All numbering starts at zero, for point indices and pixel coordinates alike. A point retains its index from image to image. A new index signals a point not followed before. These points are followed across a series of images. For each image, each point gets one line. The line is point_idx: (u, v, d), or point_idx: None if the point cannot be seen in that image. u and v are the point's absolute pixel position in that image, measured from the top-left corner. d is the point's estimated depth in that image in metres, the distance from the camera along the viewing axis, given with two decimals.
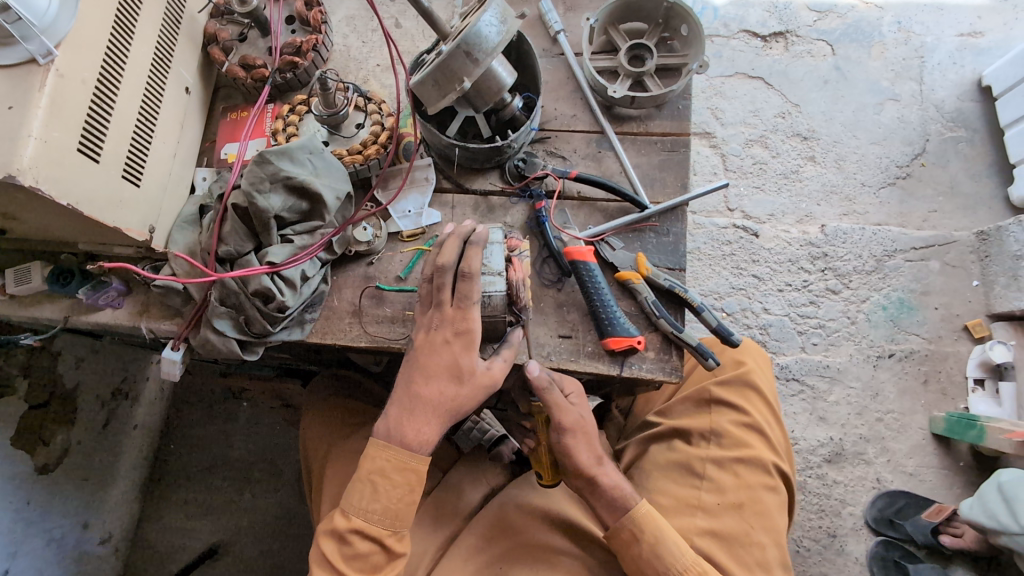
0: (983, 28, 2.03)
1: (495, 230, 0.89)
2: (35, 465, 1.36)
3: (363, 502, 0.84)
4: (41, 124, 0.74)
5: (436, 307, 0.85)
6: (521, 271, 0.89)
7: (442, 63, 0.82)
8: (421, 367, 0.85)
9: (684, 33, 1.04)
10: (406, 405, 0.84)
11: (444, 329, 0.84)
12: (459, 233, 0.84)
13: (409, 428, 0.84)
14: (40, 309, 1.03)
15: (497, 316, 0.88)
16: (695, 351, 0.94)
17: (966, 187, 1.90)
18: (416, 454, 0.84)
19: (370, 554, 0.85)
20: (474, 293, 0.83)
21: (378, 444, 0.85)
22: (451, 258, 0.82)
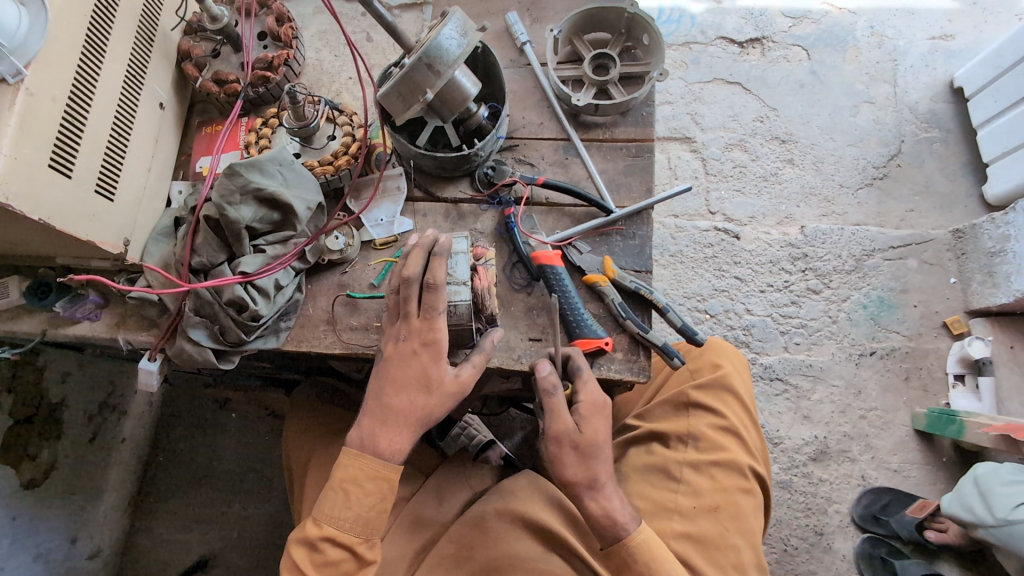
0: (954, 31, 2.08)
1: (461, 239, 0.91)
2: (21, 481, 1.36)
3: (334, 510, 0.85)
4: (12, 142, 0.75)
5: (404, 318, 0.87)
6: (486, 280, 0.91)
7: (404, 76, 0.85)
8: (391, 378, 0.86)
9: (647, 42, 1.07)
10: (378, 416, 0.86)
11: (412, 340, 0.86)
12: (424, 244, 0.87)
13: (381, 438, 0.86)
14: (18, 324, 1.04)
15: (464, 323, 0.90)
16: (661, 351, 0.96)
17: (941, 186, 1.94)
18: (387, 462, 0.86)
19: (340, 562, 0.86)
20: (440, 304, 0.85)
21: (350, 454, 0.87)
22: (416, 269, 0.85)
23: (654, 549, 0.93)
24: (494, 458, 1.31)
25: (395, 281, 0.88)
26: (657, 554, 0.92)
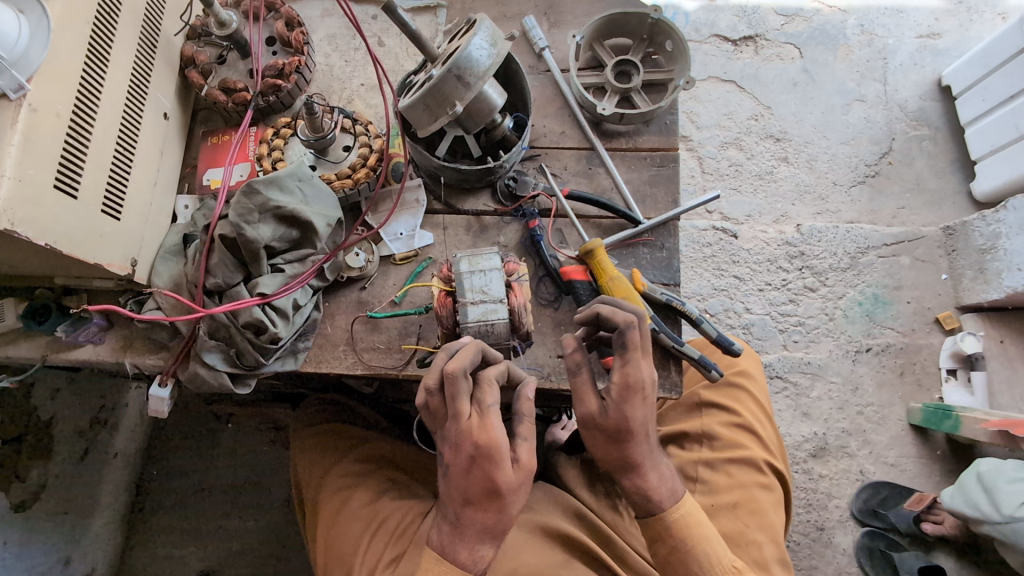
0: (940, 29, 2.11)
1: (491, 255, 0.88)
2: (11, 503, 1.33)
3: None
4: (16, 163, 0.70)
5: (453, 419, 0.80)
6: (521, 296, 0.89)
7: (433, 88, 0.81)
8: (456, 487, 0.83)
9: (669, 48, 1.05)
10: (458, 527, 0.85)
11: (466, 444, 0.80)
12: (476, 343, 0.82)
13: (462, 547, 0.84)
14: (14, 348, 0.98)
15: (500, 343, 0.88)
16: (695, 362, 0.96)
17: (931, 183, 1.97)
18: (469, 568, 0.84)
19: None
20: (491, 395, 0.81)
21: (432, 558, 0.85)
22: (461, 364, 0.78)
23: (689, 528, 0.89)
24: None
25: (434, 379, 0.79)
26: (690, 530, 0.89)
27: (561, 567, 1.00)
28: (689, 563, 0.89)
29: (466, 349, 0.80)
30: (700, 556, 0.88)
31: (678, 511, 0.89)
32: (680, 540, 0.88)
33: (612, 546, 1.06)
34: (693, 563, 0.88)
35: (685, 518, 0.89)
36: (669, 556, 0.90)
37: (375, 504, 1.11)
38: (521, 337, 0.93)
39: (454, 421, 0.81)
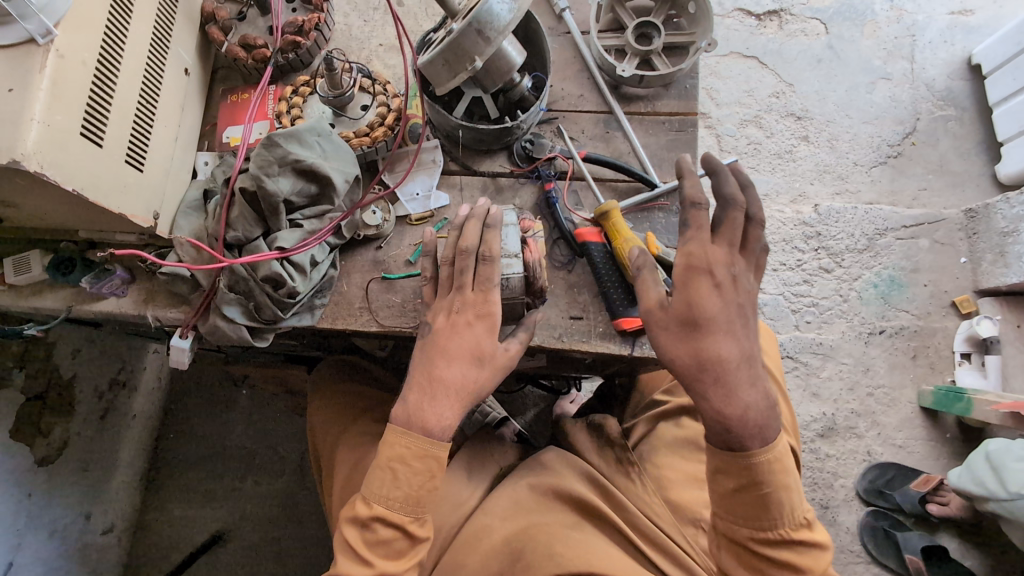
0: (973, 6, 2.04)
1: (510, 212, 0.90)
2: (35, 458, 1.34)
3: (384, 489, 0.81)
4: (44, 107, 0.71)
5: (458, 290, 0.87)
6: (537, 251, 0.90)
7: (453, 42, 0.81)
8: (443, 350, 0.85)
9: (692, 10, 1.03)
10: (428, 390, 0.84)
11: (467, 312, 0.86)
12: (477, 214, 0.87)
13: (427, 413, 0.83)
14: (40, 300, 1.01)
15: (517, 298, 0.90)
16: None
17: (955, 165, 1.93)
18: (436, 439, 0.83)
19: (393, 541, 0.82)
20: (493, 274, 0.85)
21: (396, 431, 0.83)
22: (473, 240, 0.85)
23: (776, 468, 0.81)
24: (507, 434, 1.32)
25: (449, 251, 0.88)
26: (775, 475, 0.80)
27: (572, 527, 1.01)
28: (767, 506, 0.81)
29: (492, 210, 0.87)
30: (775, 505, 0.80)
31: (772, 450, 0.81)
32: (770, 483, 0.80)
33: (622, 511, 1.06)
34: (765, 510, 0.81)
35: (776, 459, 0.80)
36: (734, 493, 0.82)
37: None
38: (533, 295, 0.93)
39: (456, 295, 0.87)
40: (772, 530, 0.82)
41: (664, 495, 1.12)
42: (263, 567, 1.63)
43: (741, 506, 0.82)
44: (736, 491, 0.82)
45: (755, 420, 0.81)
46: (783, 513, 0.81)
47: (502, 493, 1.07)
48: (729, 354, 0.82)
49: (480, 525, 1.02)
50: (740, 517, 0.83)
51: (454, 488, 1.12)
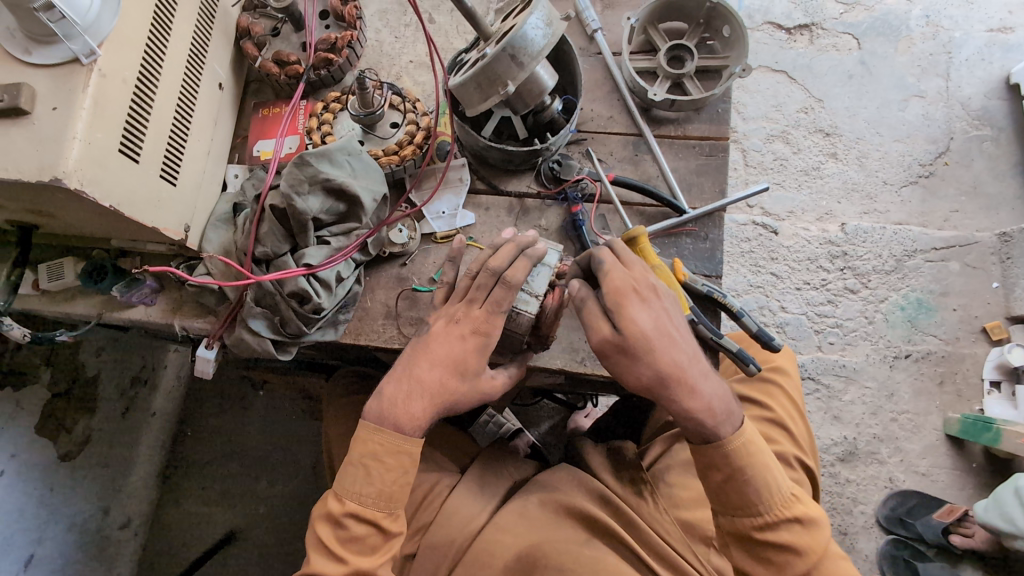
0: (1013, 24, 1.99)
1: (552, 252, 0.88)
2: (58, 453, 1.37)
3: (356, 485, 0.82)
4: (85, 126, 0.72)
5: (467, 302, 0.85)
6: (557, 300, 0.89)
7: (486, 67, 0.81)
8: (427, 352, 0.84)
9: (727, 34, 1.02)
10: (404, 386, 0.83)
11: (463, 325, 0.84)
12: (518, 240, 0.84)
13: (399, 409, 0.83)
14: (73, 306, 1.02)
15: (518, 333, 0.87)
16: (735, 357, 0.97)
17: (989, 187, 1.87)
18: (409, 436, 0.83)
19: (366, 537, 0.82)
20: (506, 301, 0.82)
21: (369, 428, 0.83)
22: (502, 262, 0.82)
23: (750, 456, 0.83)
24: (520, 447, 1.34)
25: (476, 266, 0.86)
26: (754, 458, 0.83)
27: (584, 546, 0.99)
28: (747, 491, 0.83)
29: (535, 244, 0.84)
30: (758, 487, 0.83)
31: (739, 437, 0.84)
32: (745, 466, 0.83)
33: (637, 532, 1.02)
34: (749, 495, 0.83)
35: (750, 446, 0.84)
36: (726, 485, 0.84)
37: None
38: (536, 339, 0.92)
39: (463, 306, 0.86)
40: (766, 515, 0.83)
41: (676, 514, 1.07)
42: (273, 568, 1.64)
43: (729, 498, 0.84)
44: (723, 485, 0.84)
45: (713, 414, 0.83)
46: (767, 497, 0.83)
47: (512, 507, 1.06)
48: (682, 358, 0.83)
49: (492, 540, 1.01)
50: (732, 507, 0.84)
51: (466, 501, 1.08)
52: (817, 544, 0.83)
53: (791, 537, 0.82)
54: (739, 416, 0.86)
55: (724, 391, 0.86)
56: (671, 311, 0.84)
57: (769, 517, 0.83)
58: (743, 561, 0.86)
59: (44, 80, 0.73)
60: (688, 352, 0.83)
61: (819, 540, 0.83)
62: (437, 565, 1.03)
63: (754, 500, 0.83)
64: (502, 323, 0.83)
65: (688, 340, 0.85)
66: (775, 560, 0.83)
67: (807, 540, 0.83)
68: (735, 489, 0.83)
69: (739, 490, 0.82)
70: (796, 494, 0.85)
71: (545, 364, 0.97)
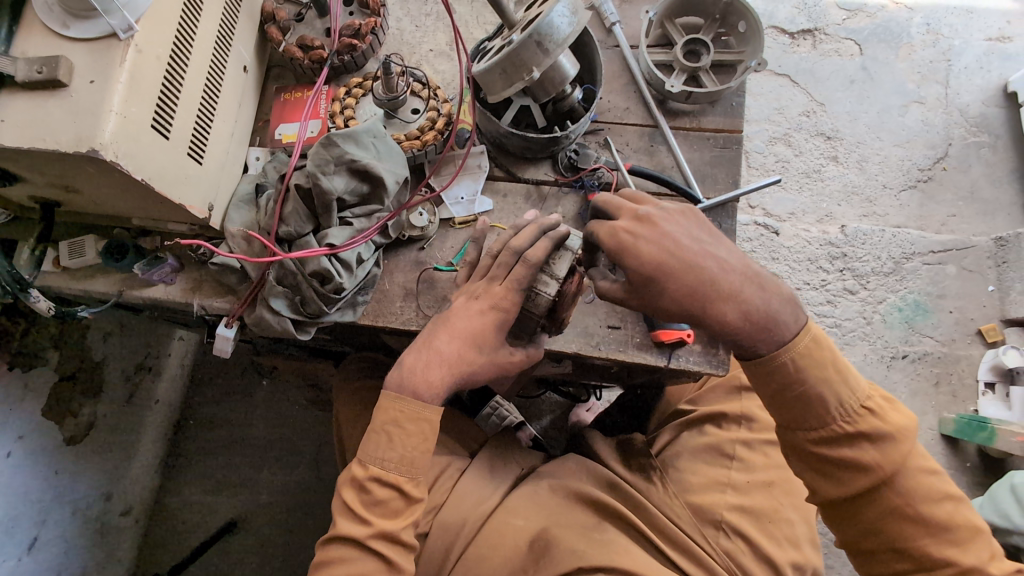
0: (1011, 33, 2.03)
1: (576, 238, 0.87)
2: (63, 437, 1.37)
3: (380, 452, 0.83)
4: (122, 100, 0.74)
5: (489, 280, 0.87)
6: (576, 285, 0.90)
7: (513, 53, 0.83)
8: (448, 325, 0.86)
9: (742, 29, 1.05)
10: (423, 355, 0.85)
11: (483, 301, 0.86)
12: (541, 223, 0.86)
13: (418, 377, 0.84)
14: (92, 284, 1.03)
15: (535, 315, 0.89)
16: None
17: (986, 192, 1.91)
18: (428, 403, 0.84)
19: (389, 501, 0.83)
20: (526, 280, 0.83)
21: (390, 397, 0.84)
22: (524, 242, 0.84)
23: (807, 364, 0.79)
24: (523, 439, 1.32)
25: (497, 246, 0.89)
26: (807, 367, 0.79)
27: (594, 529, 1.00)
28: (808, 408, 0.80)
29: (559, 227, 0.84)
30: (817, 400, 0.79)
31: (803, 340, 0.80)
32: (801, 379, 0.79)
33: (646, 516, 1.03)
34: (808, 411, 0.80)
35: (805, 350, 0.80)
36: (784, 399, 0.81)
37: None
38: (553, 322, 0.94)
39: (484, 283, 0.88)
40: (828, 428, 0.80)
41: (687, 499, 1.06)
42: (274, 559, 1.63)
43: (787, 415, 0.82)
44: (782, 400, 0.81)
45: (760, 324, 0.79)
46: (833, 409, 0.79)
47: (525, 492, 1.07)
48: (706, 273, 0.78)
49: (504, 522, 1.02)
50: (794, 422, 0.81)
51: (476, 486, 1.09)
52: (890, 459, 0.77)
53: (860, 454, 0.78)
54: (790, 315, 0.80)
55: (780, 296, 0.80)
56: (676, 233, 0.79)
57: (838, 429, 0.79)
58: (811, 478, 0.82)
59: (82, 53, 0.75)
60: (711, 265, 0.78)
61: (892, 457, 0.78)
62: (447, 546, 1.03)
63: (814, 414, 0.79)
64: (519, 301, 0.85)
65: (716, 253, 0.80)
66: (839, 476, 0.80)
67: (877, 457, 0.77)
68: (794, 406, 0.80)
69: (799, 402, 0.79)
70: (868, 408, 0.80)
71: (560, 348, 0.98)
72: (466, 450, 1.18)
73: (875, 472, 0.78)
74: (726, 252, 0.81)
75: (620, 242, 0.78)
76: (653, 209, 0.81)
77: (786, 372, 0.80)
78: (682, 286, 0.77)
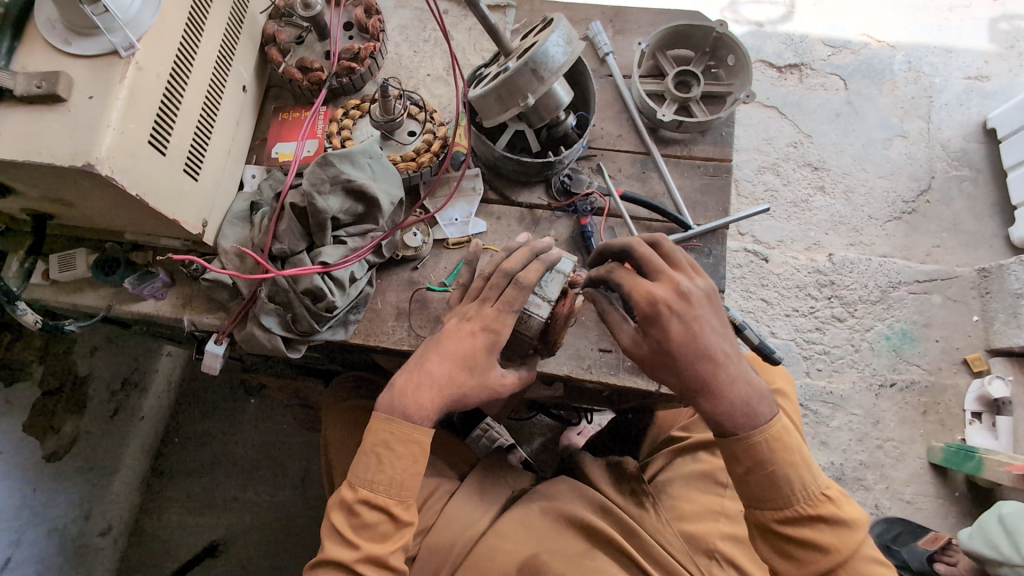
0: (989, 73, 2.11)
1: (566, 260, 0.91)
2: (43, 453, 1.34)
3: (369, 473, 0.82)
4: (120, 115, 0.75)
5: (480, 301, 0.88)
6: (568, 308, 0.90)
7: (508, 80, 0.85)
8: (439, 347, 0.85)
9: (731, 62, 1.09)
10: (414, 376, 0.84)
11: (474, 322, 0.86)
12: (532, 246, 0.88)
13: (409, 399, 0.83)
14: (80, 297, 1.02)
15: (527, 336, 0.90)
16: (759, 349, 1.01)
17: (968, 225, 1.95)
18: (418, 425, 0.83)
19: (378, 524, 0.82)
20: (517, 301, 0.84)
21: (380, 419, 0.84)
22: (516, 265, 0.85)
23: (779, 447, 0.82)
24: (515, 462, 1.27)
25: (490, 268, 0.90)
26: (780, 451, 0.82)
27: (583, 554, 0.98)
28: (781, 481, 0.81)
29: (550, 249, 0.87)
30: (778, 482, 0.81)
31: (775, 425, 0.83)
32: (771, 459, 0.81)
33: (637, 542, 1.01)
34: (776, 488, 0.81)
35: (776, 438, 0.82)
36: (746, 478, 0.82)
37: None
38: (544, 345, 0.93)
39: (475, 305, 0.88)
40: (793, 509, 0.81)
41: (678, 525, 1.05)
42: None
43: (750, 492, 0.84)
44: (752, 472, 0.82)
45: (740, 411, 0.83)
46: (793, 492, 0.81)
47: (514, 517, 1.04)
48: (712, 362, 0.83)
49: (492, 546, 1.01)
50: (758, 500, 0.83)
51: (464, 510, 1.07)
52: (845, 543, 0.80)
53: (817, 534, 0.80)
54: (770, 408, 0.84)
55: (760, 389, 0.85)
56: (705, 320, 0.83)
57: (798, 510, 0.81)
58: (770, 557, 0.83)
59: (82, 69, 0.76)
60: (722, 355, 0.83)
61: (847, 541, 0.80)
62: (435, 570, 1.02)
63: (777, 496, 0.81)
64: (511, 323, 0.85)
65: (722, 341, 0.85)
66: (799, 556, 0.80)
67: (833, 540, 0.80)
68: (762, 483, 0.81)
69: (767, 482, 0.81)
70: (827, 495, 0.82)
71: (551, 370, 0.98)
72: (456, 473, 1.16)
73: (831, 554, 0.79)
74: (731, 344, 0.86)
75: (658, 313, 0.82)
76: (691, 287, 0.84)
77: (758, 452, 0.82)
78: (693, 367, 0.82)
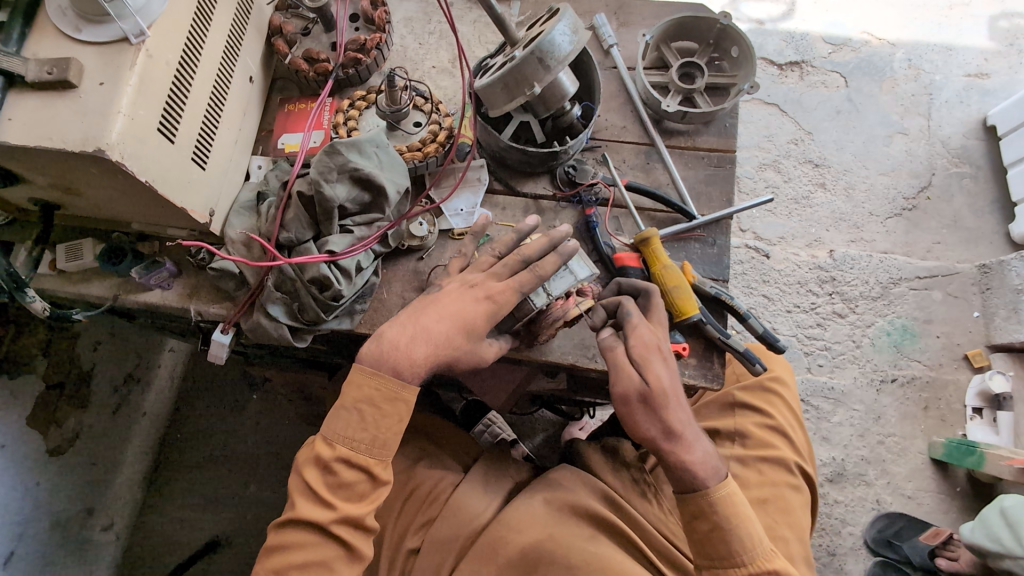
0: (989, 70, 2.11)
1: (584, 267, 0.92)
2: (46, 447, 1.34)
3: (349, 430, 0.82)
4: (130, 102, 0.75)
5: (488, 273, 0.89)
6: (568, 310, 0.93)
7: (514, 68, 0.86)
8: (437, 305, 0.86)
9: (735, 54, 1.09)
10: (410, 331, 0.84)
11: (479, 289, 0.87)
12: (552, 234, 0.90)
13: (401, 352, 0.83)
14: (87, 287, 1.02)
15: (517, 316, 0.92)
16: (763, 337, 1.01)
17: (968, 221, 1.96)
18: (407, 383, 0.83)
19: (355, 485, 0.82)
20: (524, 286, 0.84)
21: (365, 372, 0.84)
22: (535, 253, 0.88)
23: (733, 505, 0.85)
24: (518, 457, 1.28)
25: (500, 250, 0.93)
26: (735, 507, 0.85)
27: (588, 542, 0.98)
28: (728, 542, 0.84)
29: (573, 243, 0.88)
30: (733, 540, 0.84)
31: (724, 485, 0.86)
32: (724, 517, 0.84)
33: (640, 529, 1.02)
34: (729, 545, 0.84)
35: (729, 497, 0.85)
36: (710, 535, 0.85)
37: (410, 476, 1.11)
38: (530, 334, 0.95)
39: (483, 275, 0.90)
40: (747, 566, 0.84)
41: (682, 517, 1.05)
42: None
43: (711, 550, 0.85)
44: (707, 533, 0.85)
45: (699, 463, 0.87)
46: (747, 548, 0.84)
47: (519, 507, 1.03)
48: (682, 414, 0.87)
49: (499, 535, 1.00)
50: (716, 558, 0.85)
51: (468, 500, 1.08)
52: None
53: None
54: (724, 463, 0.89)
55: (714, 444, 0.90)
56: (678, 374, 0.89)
57: (753, 568, 0.83)
58: None
59: (92, 56, 0.76)
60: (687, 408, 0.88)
61: None
62: (439, 562, 1.02)
63: (731, 552, 0.84)
64: (515, 302, 0.87)
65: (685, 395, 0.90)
66: None
67: None
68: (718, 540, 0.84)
69: (724, 539, 0.84)
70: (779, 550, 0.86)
71: (556, 359, 0.99)
72: (460, 464, 1.16)
73: None
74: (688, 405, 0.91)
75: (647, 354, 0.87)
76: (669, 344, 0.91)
77: (710, 506, 0.85)
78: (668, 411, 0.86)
